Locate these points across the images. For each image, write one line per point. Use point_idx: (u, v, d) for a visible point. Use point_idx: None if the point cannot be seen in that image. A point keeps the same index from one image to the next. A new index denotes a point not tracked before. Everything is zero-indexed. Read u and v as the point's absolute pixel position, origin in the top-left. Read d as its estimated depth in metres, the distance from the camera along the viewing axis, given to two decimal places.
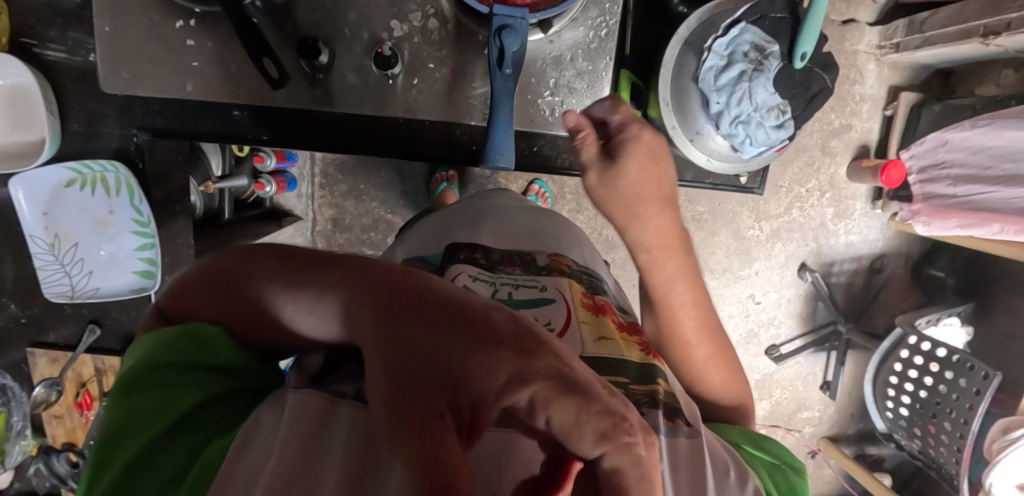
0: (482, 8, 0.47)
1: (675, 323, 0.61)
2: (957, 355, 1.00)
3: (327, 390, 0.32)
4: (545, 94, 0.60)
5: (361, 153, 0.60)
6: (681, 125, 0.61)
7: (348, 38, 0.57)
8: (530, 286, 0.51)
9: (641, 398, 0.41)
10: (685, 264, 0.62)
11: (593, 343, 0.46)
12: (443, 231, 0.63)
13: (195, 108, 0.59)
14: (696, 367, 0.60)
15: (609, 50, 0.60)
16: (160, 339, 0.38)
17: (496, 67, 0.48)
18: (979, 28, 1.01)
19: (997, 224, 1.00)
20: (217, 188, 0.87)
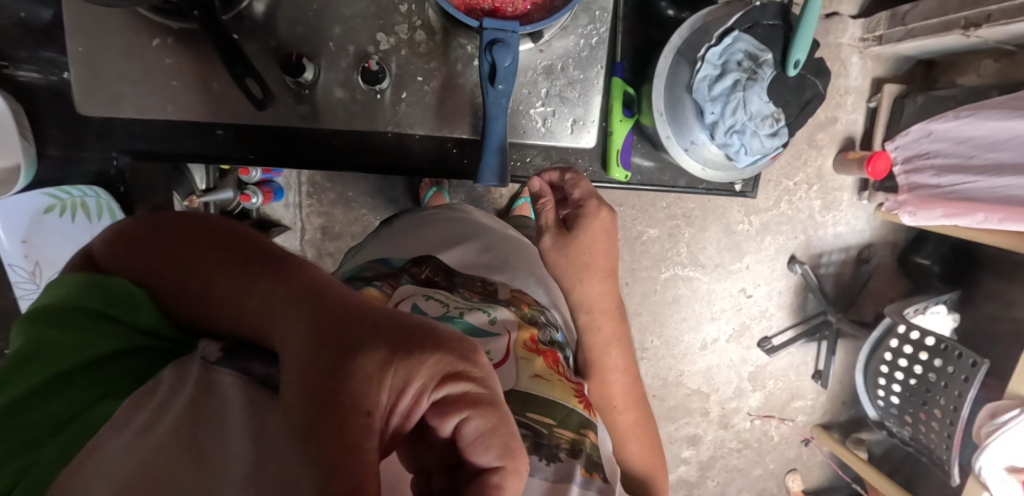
0: (471, 21, 0.46)
1: (603, 387, 0.66)
2: (944, 343, 1.02)
3: (233, 365, 0.34)
4: (537, 104, 0.59)
5: (347, 170, 0.59)
6: (675, 135, 0.62)
7: (333, 52, 0.56)
8: (484, 312, 0.54)
9: (562, 444, 0.46)
10: (618, 331, 0.66)
11: (528, 379, 0.50)
12: (417, 245, 0.63)
13: (178, 129, 0.57)
14: (619, 429, 0.66)
15: (600, 58, 0.59)
16: (87, 282, 0.38)
17: (488, 82, 0.47)
18: (960, 20, 1.02)
19: (981, 213, 1.01)
20: (202, 203, 0.85)
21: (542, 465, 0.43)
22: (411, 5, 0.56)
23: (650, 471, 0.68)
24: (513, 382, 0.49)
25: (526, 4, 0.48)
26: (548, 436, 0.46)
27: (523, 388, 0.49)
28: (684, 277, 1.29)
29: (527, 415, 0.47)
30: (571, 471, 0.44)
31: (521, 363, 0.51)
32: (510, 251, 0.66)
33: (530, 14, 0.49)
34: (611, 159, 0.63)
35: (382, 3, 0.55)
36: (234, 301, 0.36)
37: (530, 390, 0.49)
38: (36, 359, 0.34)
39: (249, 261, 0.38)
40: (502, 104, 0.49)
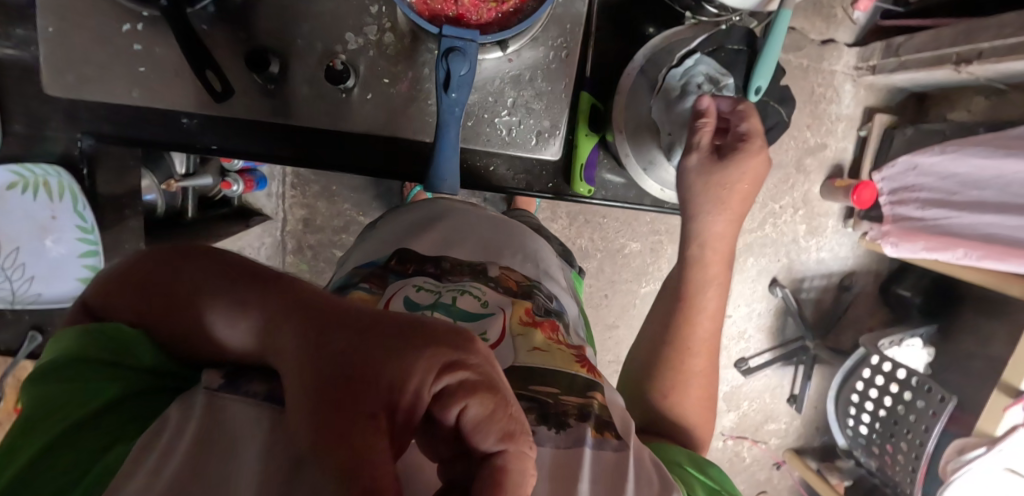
0: (430, 27, 0.44)
1: (686, 325, 0.62)
2: (916, 377, 1.02)
3: (239, 393, 0.32)
4: (502, 113, 0.59)
5: (310, 166, 0.59)
6: (634, 153, 0.61)
7: (301, 49, 0.55)
8: (475, 296, 0.52)
9: (570, 410, 0.44)
10: (718, 277, 0.62)
11: (527, 354, 0.48)
12: (394, 242, 0.61)
13: (142, 114, 0.57)
14: (679, 371, 0.61)
15: (568, 72, 0.59)
16: (83, 334, 0.36)
17: (442, 89, 0.46)
18: (952, 55, 1.03)
19: (962, 249, 1.02)
20: (180, 187, 0.85)
21: (549, 432, 0.42)
22: (381, 8, 0.56)
23: (692, 430, 0.61)
24: (512, 360, 0.47)
25: (492, 13, 0.48)
26: (554, 405, 0.44)
27: (524, 364, 0.47)
28: None
29: (531, 388, 0.45)
30: (581, 435, 0.42)
31: (517, 338, 0.49)
32: (498, 235, 0.64)
33: (496, 23, 0.48)
34: (575, 173, 0.62)
35: (352, 4, 0.55)
36: (226, 322, 0.35)
37: (533, 364, 0.47)
38: (41, 416, 0.33)
39: (236, 277, 0.37)
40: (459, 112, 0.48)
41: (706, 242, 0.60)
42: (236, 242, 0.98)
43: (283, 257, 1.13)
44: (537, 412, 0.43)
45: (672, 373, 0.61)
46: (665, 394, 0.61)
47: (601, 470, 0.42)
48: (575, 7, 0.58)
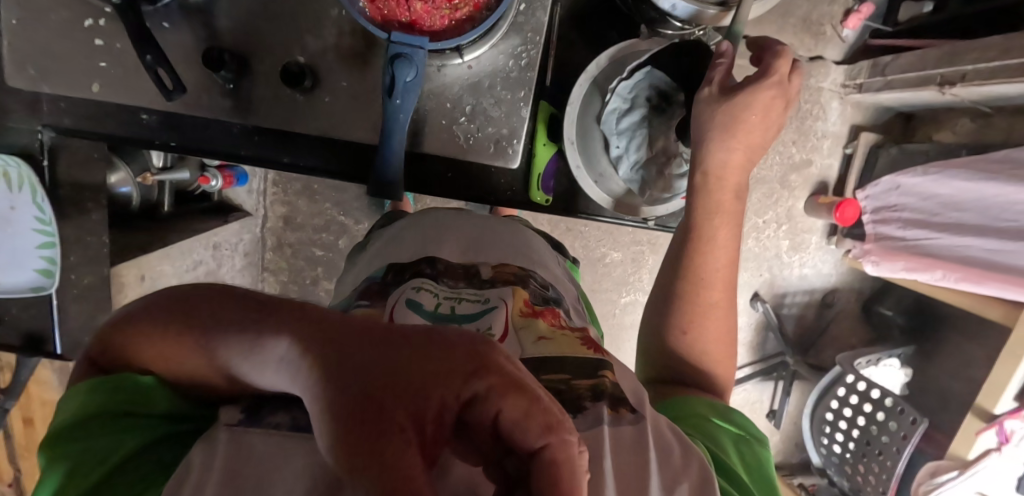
0: (380, 33, 0.42)
1: (698, 262, 0.60)
2: (890, 398, 1.01)
3: (260, 424, 0.31)
4: (461, 119, 0.59)
5: (273, 167, 0.57)
6: (584, 164, 0.61)
7: (262, 49, 0.53)
8: (473, 299, 0.46)
9: (584, 394, 0.38)
10: (732, 211, 0.59)
11: (534, 346, 0.41)
12: (387, 256, 0.55)
13: (98, 108, 0.54)
14: (694, 307, 0.61)
15: (528, 80, 0.60)
16: (90, 390, 0.35)
17: (387, 94, 0.46)
18: (937, 77, 1.02)
19: (940, 271, 1.03)
20: (156, 181, 0.85)
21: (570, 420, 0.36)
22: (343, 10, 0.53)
23: (711, 363, 0.61)
24: (519, 354, 0.40)
25: (445, 20, 0.46)
26: (568, 393, 0.38)
27: (534, 356, 0.40)
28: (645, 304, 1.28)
29: (542, 379, 0.38)
30: (602, 417, 0.37)
31: (522, 332, 0.43)
32: (497, 231, 0.59)
33: (449, 31, 0.47)
34: (533, 183, 0.62)
35: (312, 5, 0.53)
36: (224, 346, 0.31)
37: (542, 353, 0.40)
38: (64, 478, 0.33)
39: (230, 300, 0.33)
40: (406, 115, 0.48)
41: (723, 172, 0.57)
42: (213, 238, 0.97)
43: (263, 253, 1.14)
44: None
45: (685, 314, 0.61)
46: (682, 333, 0.61)
47: (623, 446, 0.36)
48: (535, 19, 0.59)
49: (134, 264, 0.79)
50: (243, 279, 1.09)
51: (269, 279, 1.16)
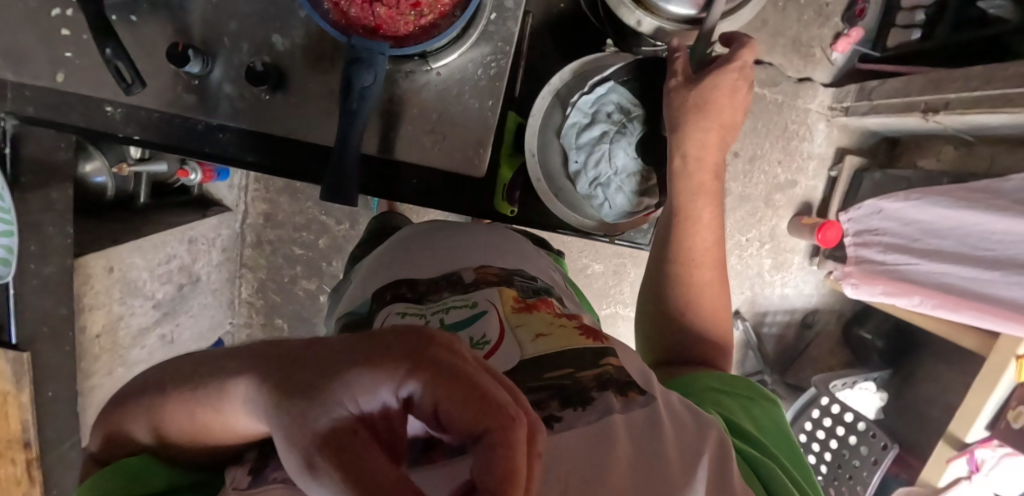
0: (341, 37, 0.42)
1: (687, 242, 0.62)
2: (863, 423, 1.05)
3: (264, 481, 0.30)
4: (425, 128, 0.56)
5: (234, 164, 0.58)
6: (544, 178, 0.63)
7: (228, 47, 0.52)
8: (460, 305, 0.46)
9: (589, 384, 0.37)
10: (714, 190, 0.62)
11: (532, 345, 0.40)
12: (373, 280, 0.54)
13: (65, 100, 0.55)
14: (688, 286, 0.62)
15: (498, 91, 0.57)
16: (99, 480, 0.38)
17: (344, 96, 0.45)
18: (921, 103, 1.03)
19: (917, 296, 1.03)
20: (131, 172, 0.85)
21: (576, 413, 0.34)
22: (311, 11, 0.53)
23: (713, 341, 0.62)
24: (519, 356, 0.39)
25: (410, 26, 0.46)
26: (573, 385, 0.37)
27: (533, 355, 0.39)
28: (625, 317, 1.27)
29: (545, 376, 0.37)
30: (611, 405, 0.36)
31: (518, 330, 0.42)
32: (486, 238, 0.58)
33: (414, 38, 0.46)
34: (497, 190, 0.66)
35: (281, 4, 0.52)
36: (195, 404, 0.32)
37: (542, 351, 0.40)
38: None
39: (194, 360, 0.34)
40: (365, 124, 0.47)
41: (700, 152, 0.60)
42: (189, 233, 0.95)
43: (242, 249, 1.14)
44: (558, 397, 0.35)
45: (679, 294, 0.63)
46: (680, 314, 0.63)
47: (637, 426, 0.35)
48: (508, 27, 0.56)
49: (100, 255, 0.75)
50: (220, 274, 1.09)
51: (247, 276, 1.17)
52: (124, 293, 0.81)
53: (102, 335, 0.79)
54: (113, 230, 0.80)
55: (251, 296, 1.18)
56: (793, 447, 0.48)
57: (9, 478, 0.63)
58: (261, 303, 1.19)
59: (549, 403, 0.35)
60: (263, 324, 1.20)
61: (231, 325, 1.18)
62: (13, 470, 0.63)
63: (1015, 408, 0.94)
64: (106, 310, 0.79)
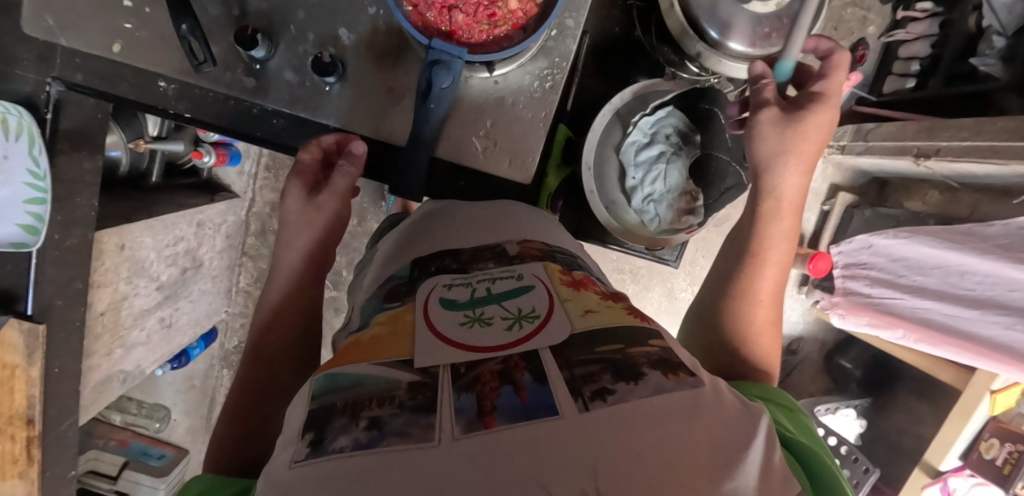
0: (422, 38, 0.47)
1: (752, 274, 0.62)
2: (845, 446, 1.09)
3: (327, 450, 0.32)
4: (479, 132, 0.58)
5: (279, 150, 0.62)
6: (598, 191, 0.71)
7: (293, 35, 0.56)
8: (508, 276, 0.50)
9: (640, 360, 0.38)
10: (790, 235, 0.63)
11: (582, 319, 0.43)
12: (407, 252, 0.59)
13: (122, 72, 0.57)
14: (747, 319, 0.61)
15: (550, 104, 0.58)
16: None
17: (423, 97, 0.50)
18: (913, 148, 1.09)
19: (900, 330, 1.09)
20: (148, 149, 0.84)
21: (628, 387, 0.35)
22: (379, 9, 0.57)
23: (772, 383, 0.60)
24: (570, 328, 0.42)
25: (484, 35, 0.50)
26: (625, 359, 0.38)
27: (583, 330, 0.41)
28: None
29: (597, 351, 0.39)
30: (662, 383, 0.36)
31: (567, 304, 0.45)
32: (513, 219, 0.62)
33: (486, 45, 0.51)
34: (541, 198, 0.74)
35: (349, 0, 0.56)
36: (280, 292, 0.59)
37: (591, 325, 0.42)
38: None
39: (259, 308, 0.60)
40: (436, 118, 0.52)
41: (785, 198, 0.61)
42: (198, 216, 0.92)
43: (245, 237, 1.12)
44: (611, 371, 0.37)
45: (742, 328, 0.60)
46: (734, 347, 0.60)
47: (687, 405, 0.35)
48: (566, 44, 0.58)
49: (115, 231, 0.73)
50: (222, 260, 1.07)
51: (247, 264, 1.14)
52: (131, 271, 0.80)
53: (106, 313, 0.76)
54: (127, 205, 0.78)
55: (251, 285, 1.16)
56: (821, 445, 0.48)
57: (6, 454, 0.60)
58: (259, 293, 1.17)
59: (601, 376, 0.36)
60: None
61: (227, 313, 1.16)
62: (11, 448, 0.60)
63: (986, 439, 1.02)
64: (112, 288, 0.77)
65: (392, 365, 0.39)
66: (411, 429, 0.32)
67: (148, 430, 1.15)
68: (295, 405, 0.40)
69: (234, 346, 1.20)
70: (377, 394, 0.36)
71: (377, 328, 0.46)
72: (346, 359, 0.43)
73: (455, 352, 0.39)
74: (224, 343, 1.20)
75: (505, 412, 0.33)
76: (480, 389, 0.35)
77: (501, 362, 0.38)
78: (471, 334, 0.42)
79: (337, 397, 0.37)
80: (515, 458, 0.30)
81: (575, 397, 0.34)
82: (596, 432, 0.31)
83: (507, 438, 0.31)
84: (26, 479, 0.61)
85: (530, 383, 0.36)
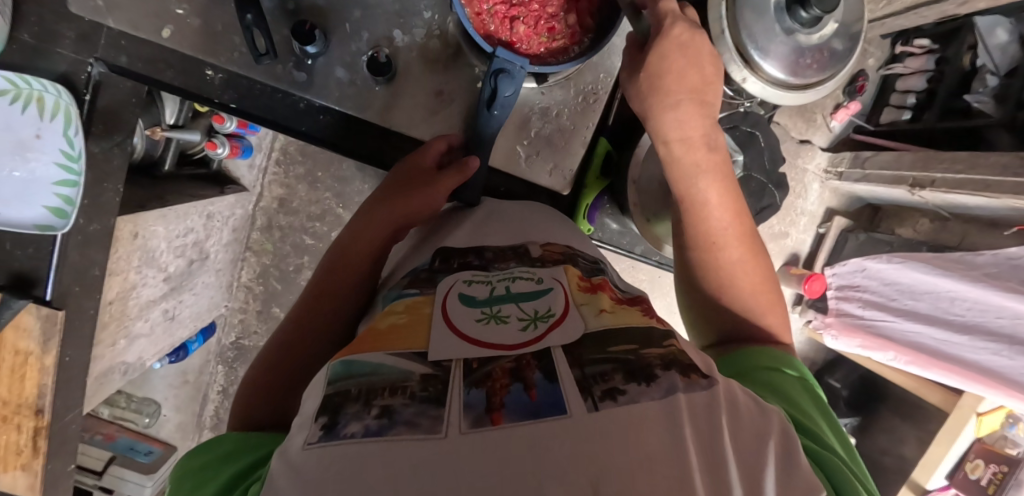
0: (486, 47, 0.53)
1: (702, 226, 0.59)
2: None
3: (339, 436, 0.30)
4: (525, 140, 0.65)
5: (324, 146, 0.63)
6: (640, 204, 0.71)
7: (347, 33, 0.59)
8: (528, 278, 0.47)
9: (654, 361, 0.37)
10: (721, 162, 0.58)
11: (596, 319, 0.42)
12: (430, 243, 0.57)
13: (169, 57, 0.57)
14: (716, 271, 0.59)
15: (593, 114, 0.66)
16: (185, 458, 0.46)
17: (488, 104, 0.55)
18: (909, 178, 1.10)
19: (892, 352, 1.12)
20: (164, 137, 0.81)
21: (642, 389, 0.34)
22: (435, 14, 0.60)
23: (768, 314, 0.59)
24: (584, 327, 0.40)
25: (542, 46, 0.57)
26: (638, 360, 0.37)
27: (598, 329, 0.40)
28: None
29: (610, 350, 0.38)
30: (675, 384, 0.35)
31: (583, 307, 0.43)
32: (537, 221, 0.61)
33: (544, 57, 0.57)
34: (579, 211, 0.74)
35: (404, 4, 0.60)
36: (334, 252, 0.62)
37: (606, 326, 0.41)
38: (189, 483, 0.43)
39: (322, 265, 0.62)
40: (496, 123, 0.57)
41: (691, 133, 0.57)
42: (209, 208, 0.89)
43: (249, 232, 1.11)
44: (623, 371, 0.35)
45: (714, 281, 0.59)
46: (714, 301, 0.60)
47: (698, 409, 0.34)
48: (610, 60, 0.66)
49: (131, 219, 0.72)
50: (226, 254, 1.04)
51: (251, 259, 1.12)
52: (142, 261, 0.78)
53: (114, 302, 0.75)
54: (139, 192, 0.77)
55: (252, 281, 1.14)
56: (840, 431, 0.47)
57: (12, 444, 0.59)
58: (261, 289, 1.14)
59: (613, 376, 0.35)
60: (259, 312, 1.15)
61: (226, 308, 1.14)
62: (17, 438, 0.60)
63: (973, 460, 1.13)
64: (123, 277, 0.75)
65: (407, 357, 0.37)
66: (421, 420, 0.31)
67: (137, 425, 1.12)
68: (312, 388, 0.39)
69: (232, 341, 1.17)
70: (390, 383, 0.34)
71: (395, 316, 0.44)
72: (362, 345, 0.40)
73: (475, 349, 0.38)
74: (221, 339, 1.16)
75: (514, 410, 0.31)
76: (490, 385, 0.34)
77: (513, 360, 0.36)
78: (486, 331, 0.40)
79: (352, 383, 0.35)
80: (524, 457, 0.28)
81: (585, 395, 0.32)
82: (611, 432, 0.30)
83: (515, 436, 0.29)
84: (29, 471, 0.61)
85: (540, 381, 0.34)
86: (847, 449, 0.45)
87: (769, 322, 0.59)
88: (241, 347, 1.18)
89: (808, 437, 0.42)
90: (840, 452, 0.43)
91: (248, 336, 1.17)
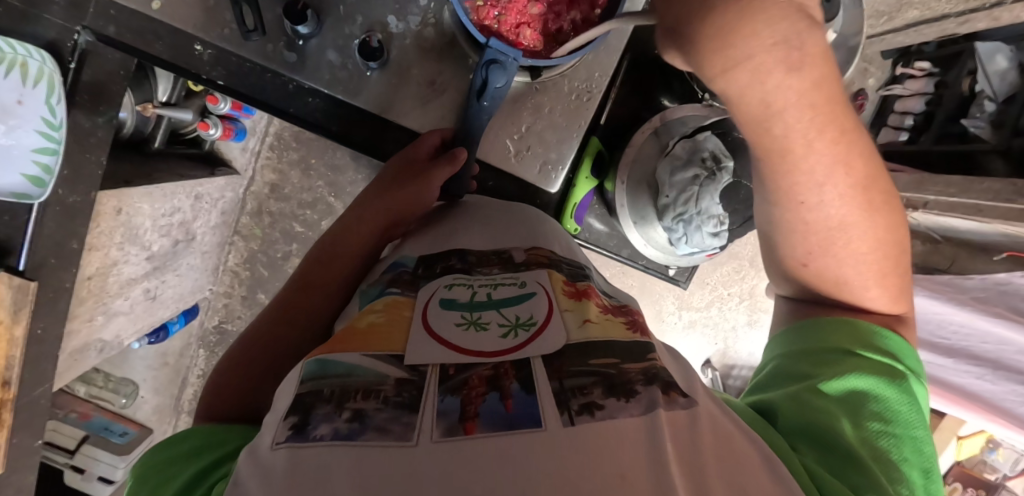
0: (480, 37, 0.53)
1: (788, 184, 0.46)
2: None
3: (309, 439, 0.29)
4: (516, 135, 0.64)
5: (315, 130, 0.63)
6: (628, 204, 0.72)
7: (341, 17, 0.58)
8: (511, 282, 0.47)
9: (635, 376, 0.36)
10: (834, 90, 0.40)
11: (579, 328, 0.41)
12: (414, 241, 0.57)
13: (158, 29, 0.56)
14: (807, 238, 0.50)
15: (585, 113, 0.66)
16: (149, 451, 0.44)
17: (477, 94, 0.55)
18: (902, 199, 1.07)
19: None
20: (156, 114, 0.79)
21: (620, 402, 0.33)
22: (430, 3, 0.60)
23: (873, 286, 0.52)
24: (565, 337, 0.39)
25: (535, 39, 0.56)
26: (620, 374, 0.36)
27: (581, 339, 0.39)
28: None
29: (592, 362, 0.37)
30: (655, 400, 0.34)
31: (566, 313, 0.43)
32: (521, 221, 0.60)
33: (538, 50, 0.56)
34: (567, 212, 0.74)
35: None
36: (325, 241, 0.62)
37: (588, 337, 0.40)
38: (150, 477, 0.41)
39: (315, 258, 0.61)
40: (486, 115, 0.57)
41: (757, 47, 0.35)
42: (197, 189, 0.88)
43: (238, 216, 1.09)
44: (604, 384, 0.35)
45: (802, 246, 0.51)
46: (801, 264, 0.53)
47: (679, 427, 0.33)
48: (604, 60, 0.66)
49: (114, 194, 0.71)
50: (214, 237, 1.03)
51: (238, 243, 1.11)
52: (124, 238, 0.77)
53: (92, 278, 0.74)
54: (125, 168, 0.75)
55: (239, 265, 1.13)
56: (925, 432, 0.47)
57: None
58: (247, 274, 1.13)
59: (593, 389, 0.34)
60: (243, 297, 1.14)
61: (210, 291, 1.12)
62: None
63: (953, 483, 1.13)
64: (103, 252, 0.74)
65: (384, 359, 0.36)
66: (392, 426, 0.30)
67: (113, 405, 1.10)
68: (285, 386, 0.38)
69: (214, 325, 1.15)
70: (363, 385, 0.33)
71: (374, 315, 0.43)
72: (340, 342, 0.40)
73: (450, 353, 0.37)
74: (204, 322, 1.15)
75: (488, 420, 0.30)
76: (466, 393, 0.33)
77: (491, 367, 0.36)
78: (464, 337, 0.39)
79: (326, 383, 0.34)
80: (493, 467, 0.27)
81: (562, 409, 0.32)
82: (588, 447, 0.29)
83: (484, 445, 0.28)
84: None
85: (517, 392, 0.33)
86: (926, 460, 0.45)
87: (875, 284, 0.52)
88: (223, 331, 1.15)
89: (881, 467, 0.42)
90: (892, 460, 0.43)
91: (231, 320, 1.15)
